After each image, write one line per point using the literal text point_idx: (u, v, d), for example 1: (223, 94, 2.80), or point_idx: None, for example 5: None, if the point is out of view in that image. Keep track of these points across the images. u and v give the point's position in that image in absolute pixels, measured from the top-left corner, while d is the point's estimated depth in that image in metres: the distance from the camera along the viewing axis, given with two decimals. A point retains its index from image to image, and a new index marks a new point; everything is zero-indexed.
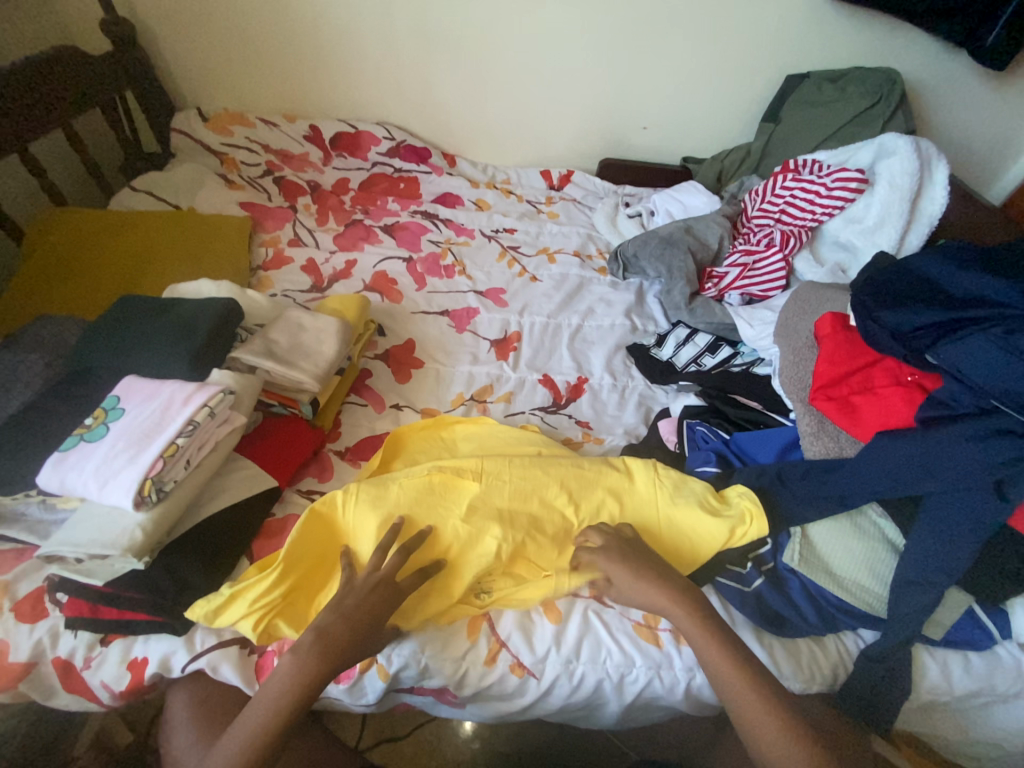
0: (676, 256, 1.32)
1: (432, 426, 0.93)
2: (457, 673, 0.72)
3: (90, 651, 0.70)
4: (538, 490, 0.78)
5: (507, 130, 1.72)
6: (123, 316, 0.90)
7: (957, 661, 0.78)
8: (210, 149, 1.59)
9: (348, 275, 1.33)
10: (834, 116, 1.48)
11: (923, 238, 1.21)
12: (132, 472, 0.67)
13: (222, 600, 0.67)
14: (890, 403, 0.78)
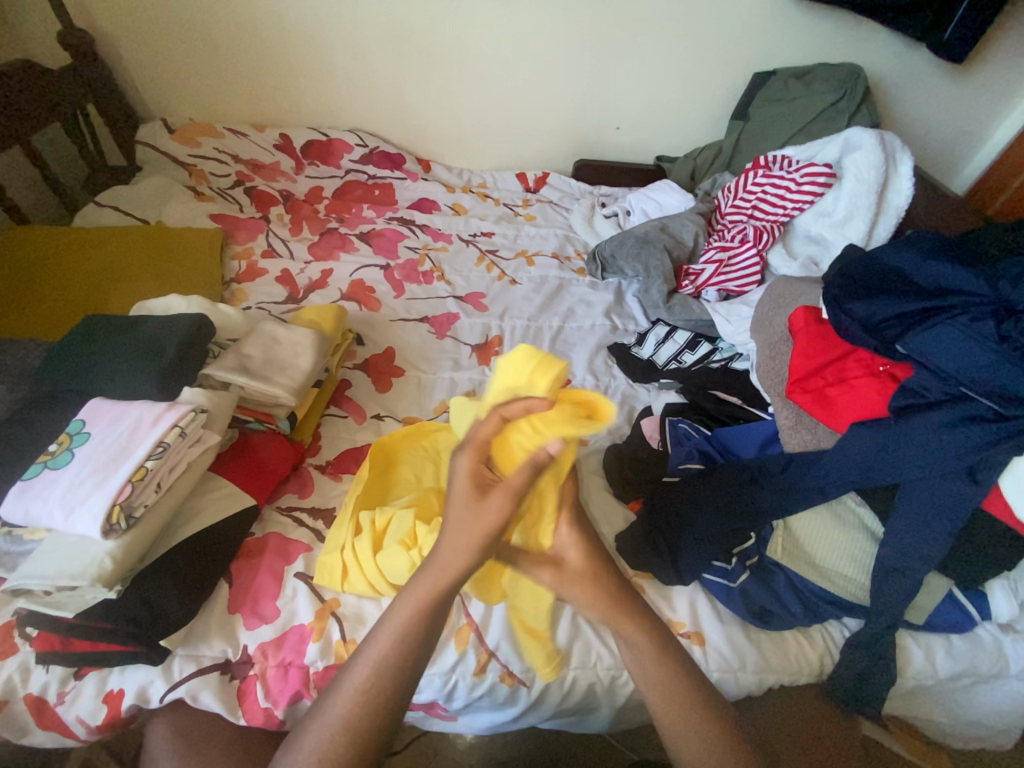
0: (653, 255, 1.33)
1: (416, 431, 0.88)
2: (447, 686, 0.72)
3: (64, 685, 0.67)
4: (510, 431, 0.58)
5: (481, 134, 1.72)
6: (87, 336, 0.87)
7: (939, 644, 0.79)
8: (178, 160, 1.55)
9: (324, 284, 1.31)
10: (801, 112, 1.51)
11: (891, 229, 1.24)
12: (100, 499, 0.65)
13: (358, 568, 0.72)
14: (864, 395, 0.79)
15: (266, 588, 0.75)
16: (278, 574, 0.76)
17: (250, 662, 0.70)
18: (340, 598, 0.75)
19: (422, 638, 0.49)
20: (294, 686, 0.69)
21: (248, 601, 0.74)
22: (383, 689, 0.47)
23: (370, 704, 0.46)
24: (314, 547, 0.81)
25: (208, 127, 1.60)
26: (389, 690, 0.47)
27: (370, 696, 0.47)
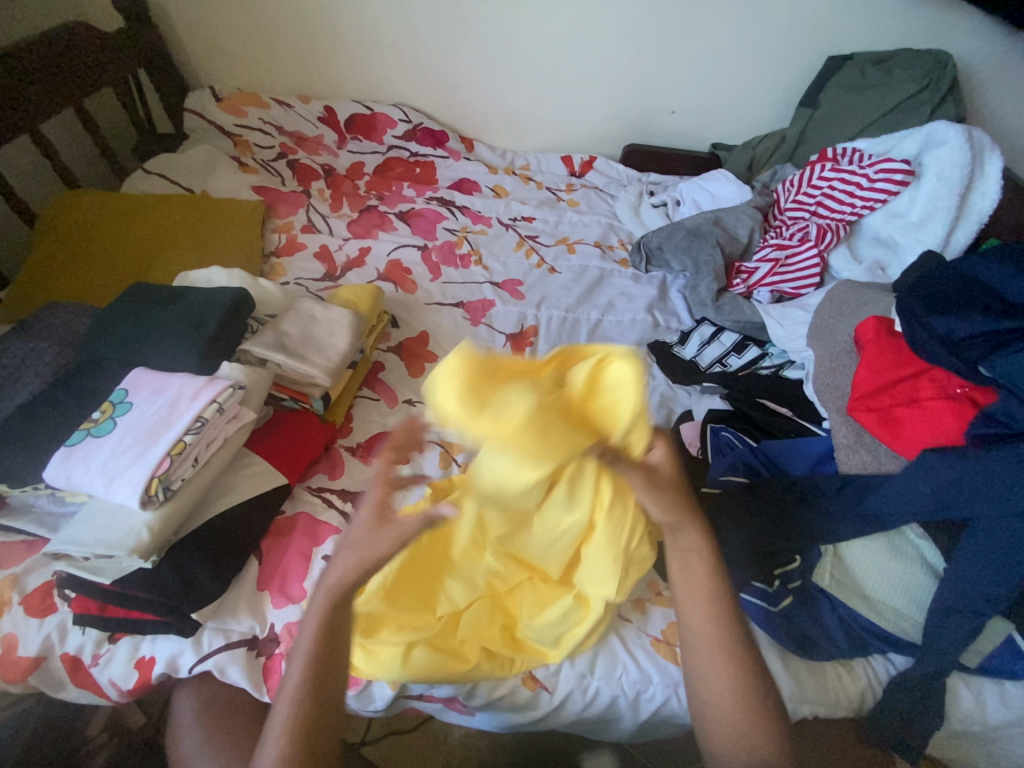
0: (703, 250, 1.25)
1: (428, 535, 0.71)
2: (467, 685, 0.70)
3: (98, 648, 0.69)
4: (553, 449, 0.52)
5: (529, 114, 1.65)
6: (133, 304, 0.88)
7: (991, 691, 0.74)
8: (224, 130, 1.55)
9: (362, 263, 1.30)
10: (877, 102, 1.39)
11: (970, 238, 1.13)
12: (140, 470, 0.65)
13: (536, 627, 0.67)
14: (937, 419, 0.72)
15: (294, 568, 0.75)
16: (306, 555, 0.76)
17: (276, 640, 0.70)
18: None
19: (335, 645, 0.52)
20: None
21: (276, 580, 0.74)
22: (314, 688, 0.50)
23: (303, 708, 0.49)
24: (343, 530, 0.81)
25: (254, 97, 1.59)
26: (319, 692, 0.50)
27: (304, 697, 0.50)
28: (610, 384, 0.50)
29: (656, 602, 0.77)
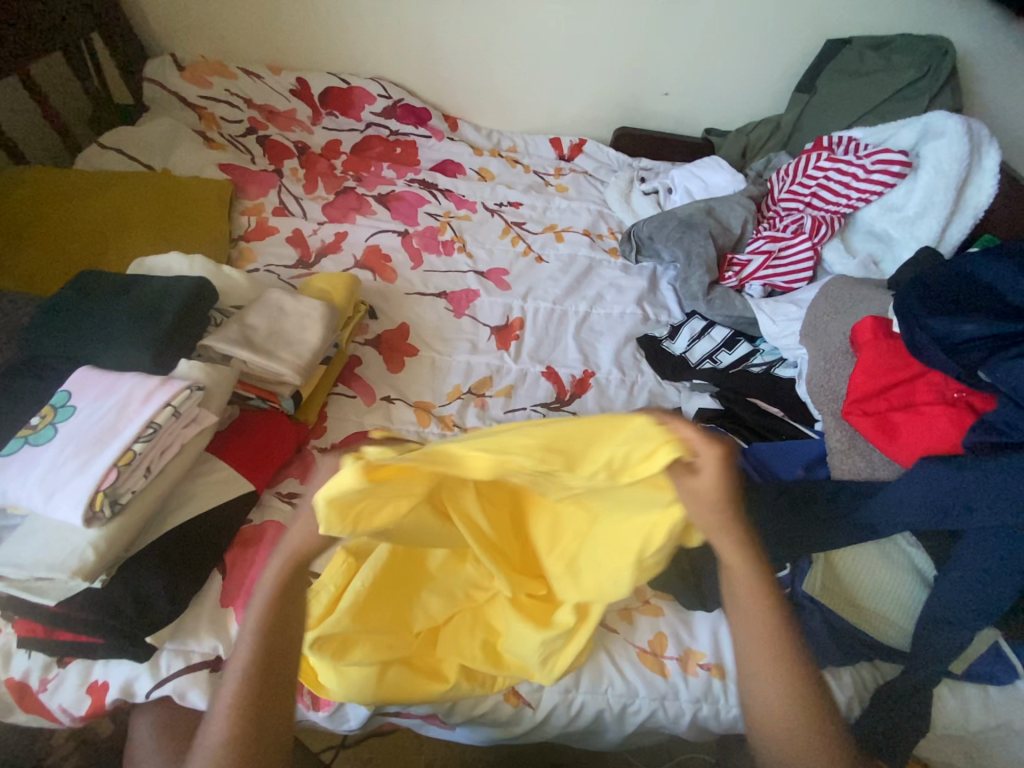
0: (695, 240, 1.21)
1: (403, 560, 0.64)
2: (447, 702, 0.67)
3: (46, 672, 0.64)
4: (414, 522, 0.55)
5: (516, 92, 1.57)
6: (80, 295, 0.80)
7: (975, 696, 0.73)
8: (187, 102, 1.44)
9: (337, 249, 1.22)
10: (874, 88, 1.35)
11: (964, 233, 1.10)
12: (83, 483, 0.59)
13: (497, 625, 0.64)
14: (935, 425, 0.70)
15: (261, 582, 0.70)
16: None
17: None
18: None
19: (289, 601, 0.50)
20: None
21: (242, 596, 0.69)
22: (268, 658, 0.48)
23: (251, 681, 0.47)
24: None
25: (220, 66, 1.47)
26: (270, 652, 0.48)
27: (252, 671, 0.48)
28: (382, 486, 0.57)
29: (644, 611, 0.74)
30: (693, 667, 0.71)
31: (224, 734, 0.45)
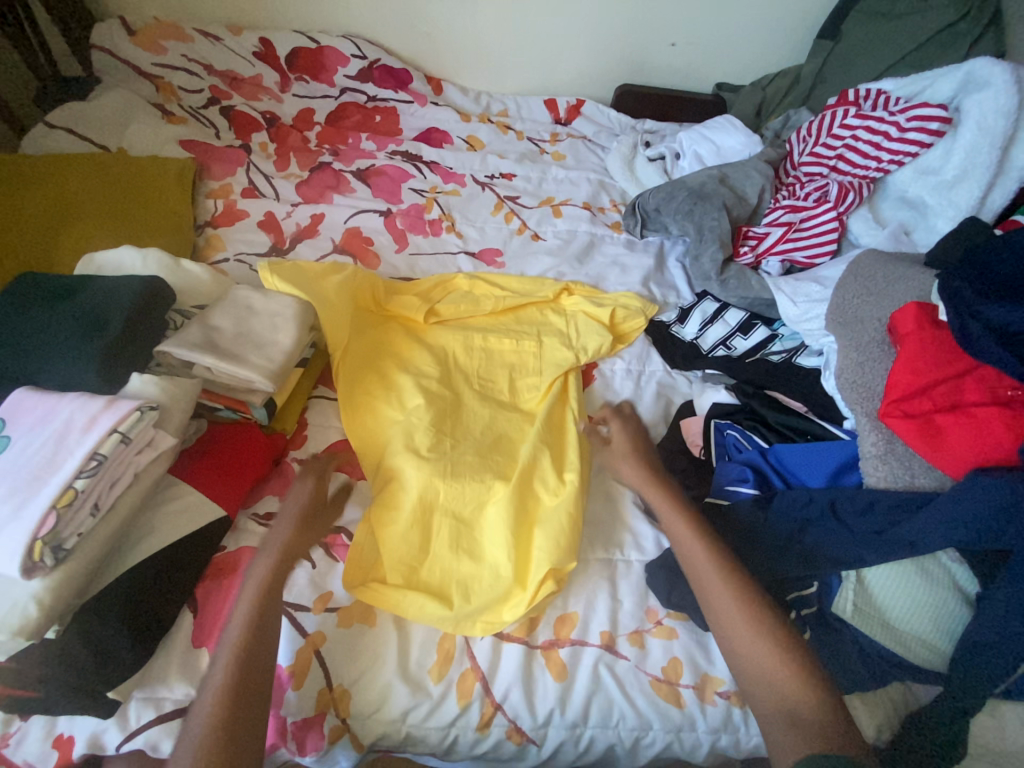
0: (708, 213, 1.09)
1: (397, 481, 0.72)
2: (445, 741, 0.62)
3: (7, 726, 0.58)
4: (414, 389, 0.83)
5: (505, 47, 1.41)
6: (14, 302, 0.71)
7: (1016, 716, 0.68)
8: (141, 71, 1.30)
9: (314, 233, 1.11)
10: (909, 30, 1.19)
11: (1007, 199, 0.98)
12: (18, 531, 0.52)
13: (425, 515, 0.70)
14: (988, 430, 0.61)
15: None
16: None
17: None
18: (325, 634, 0.64)
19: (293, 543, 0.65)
20: (268, 737, 0.60)
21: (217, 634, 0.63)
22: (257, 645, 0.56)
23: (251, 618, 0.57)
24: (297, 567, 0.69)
25: (173, 27, 1.32)
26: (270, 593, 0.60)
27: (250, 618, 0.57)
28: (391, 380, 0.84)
29: (656, 632, 0.69)
30: (711, 694, 0.65)
31: (228, 655, 0.54)
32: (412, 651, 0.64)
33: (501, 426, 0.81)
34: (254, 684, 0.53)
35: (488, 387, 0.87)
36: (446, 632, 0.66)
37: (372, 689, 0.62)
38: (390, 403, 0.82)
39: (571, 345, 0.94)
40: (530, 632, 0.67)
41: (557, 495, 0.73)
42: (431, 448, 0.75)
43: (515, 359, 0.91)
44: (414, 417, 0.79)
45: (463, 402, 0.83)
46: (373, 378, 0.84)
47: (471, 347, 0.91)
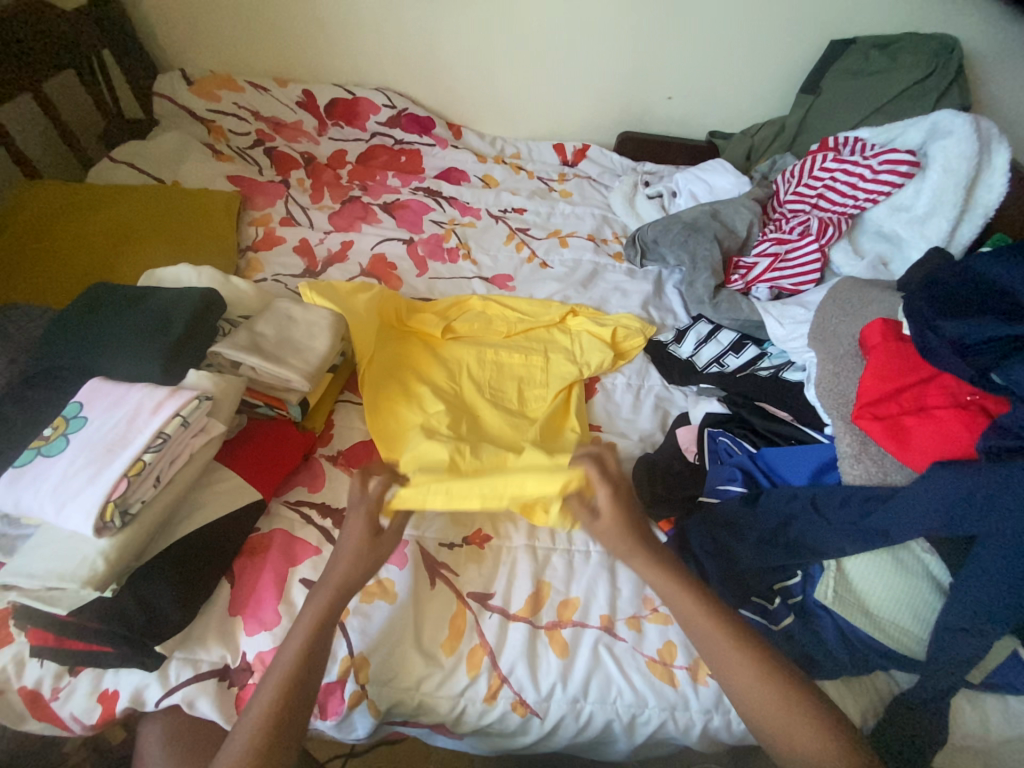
0: (700, 244, 1.20)
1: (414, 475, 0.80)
2: (454, 710, 0.67)
3: (58, 681, 0.64)
4: (428, 396, 0.91)
5: (519, 99, 1.58)
6: (91, 307, 0.81)
7: (995, 707, 0.71)
8: (196, 116, 1.47)
9: (344, 258, 1.23)
10: (880, 87, 1.33)
11: (975, 232, 1.09)
12: (94, 494, 0.60)
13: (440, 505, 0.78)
14: (948, 428, 0.69)
15: (268, 590, 0.70)
16: (282, 576, 0.72)
17: (250, 669, 0.66)
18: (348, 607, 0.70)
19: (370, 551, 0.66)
20: None
21: (250, 604, 0.70)
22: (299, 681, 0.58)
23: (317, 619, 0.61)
24: (323, 549, 0.75)
25: (227, 79, 1.49)
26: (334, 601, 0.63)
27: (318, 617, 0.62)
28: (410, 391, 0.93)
29: (652, 618, 0.74)
30: (704, 676, 0.70)
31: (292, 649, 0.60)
32: (427, 624, 0.70)
33: (511, 433, 0.90)
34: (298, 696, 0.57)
35: (499, 397, 0.96)
36: (458, 609, 0.72)
37: (390, 658, 0.67)
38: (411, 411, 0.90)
39: (575, 362, 1.03)
40: (534, 613, 0.73)
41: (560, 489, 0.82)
42: (449, 445, 0.83)
43: (523, 372, 1.00)
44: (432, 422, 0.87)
45: (476, 412, 0.92)
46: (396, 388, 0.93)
47: (484, 360, 1.00)
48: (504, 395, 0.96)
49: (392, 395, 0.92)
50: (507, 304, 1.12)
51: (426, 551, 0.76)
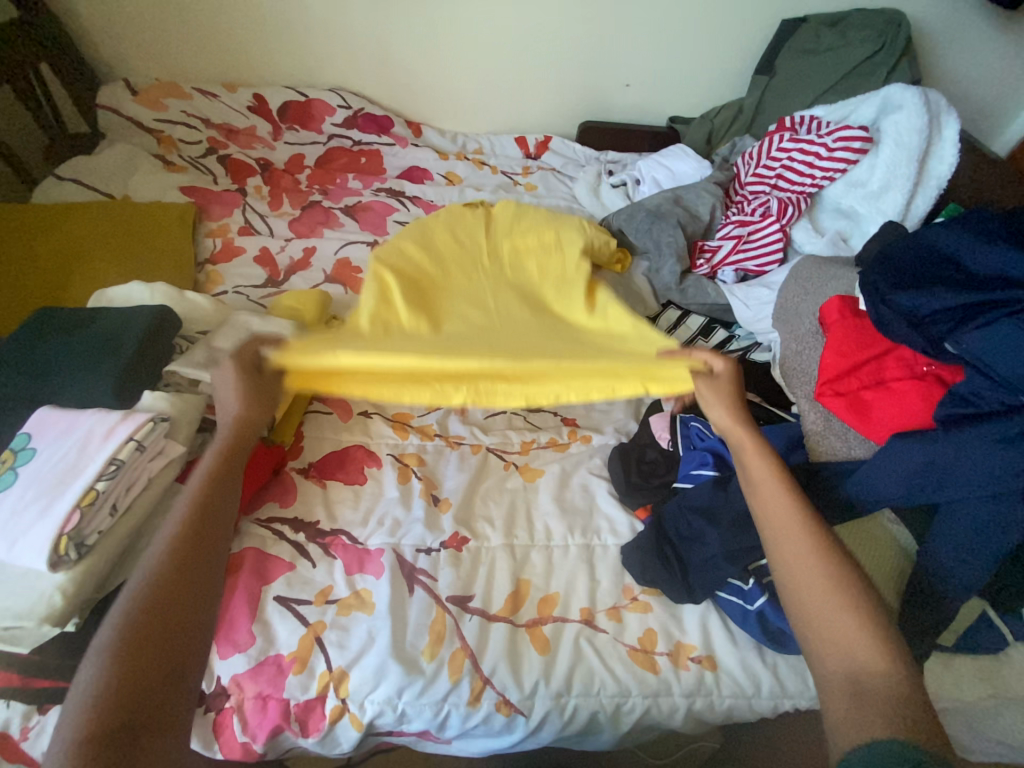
0: (664, 230, 1.20)
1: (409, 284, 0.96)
2: (438, 716, 0.67)
3: (27, 721, 0.60)
4: (415, 269, 1.00)
5: (477, 93, 1.56)
6: (36, 332, 0.78)
7: (970, 669, 0.72)
8: (143, 126, 1.42)
9: (306, 265, 1.20)
10: (832, 66, 1.35)
11: (930, 204, 1.10)
12: (46, 528, 0.58)
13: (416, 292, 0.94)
14: (906, 400, 0.70)
15: (241, 611, 0.69)
16: (254, 597, 0.70)
17: (225, 694, 0.65)
18: (326, 622, 0.70)
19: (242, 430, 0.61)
20: (273, 721, 0.64)
21: (222, 627, 0.68)
22: (163, 597, 0.48)
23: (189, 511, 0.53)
24: (298, 564, 0.74)
25: (173, 87, 1.44)
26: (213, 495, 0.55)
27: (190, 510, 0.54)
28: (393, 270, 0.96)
29: (632, 607, 0.75)
30: (684, 660, 0.71)
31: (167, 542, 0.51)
32: (406, 633, 0.70)
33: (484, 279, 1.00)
34: (184, 592, 0.49)
35: (487, 267, 1.04)
36: (437, 614, 0.71)
37: (368, 670, 0.67)
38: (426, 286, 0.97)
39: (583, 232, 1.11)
40: (514, 611, 0.73)
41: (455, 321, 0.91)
42: (427, 285, 0.98)
43: (540, 260, 1.06)
44: (420, 337, 0.84)
45: (490, 316, 0.92)
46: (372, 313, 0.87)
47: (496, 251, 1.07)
48: (505, 247, 1.08)
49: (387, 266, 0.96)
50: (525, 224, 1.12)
51: (403, 557, 0.76)
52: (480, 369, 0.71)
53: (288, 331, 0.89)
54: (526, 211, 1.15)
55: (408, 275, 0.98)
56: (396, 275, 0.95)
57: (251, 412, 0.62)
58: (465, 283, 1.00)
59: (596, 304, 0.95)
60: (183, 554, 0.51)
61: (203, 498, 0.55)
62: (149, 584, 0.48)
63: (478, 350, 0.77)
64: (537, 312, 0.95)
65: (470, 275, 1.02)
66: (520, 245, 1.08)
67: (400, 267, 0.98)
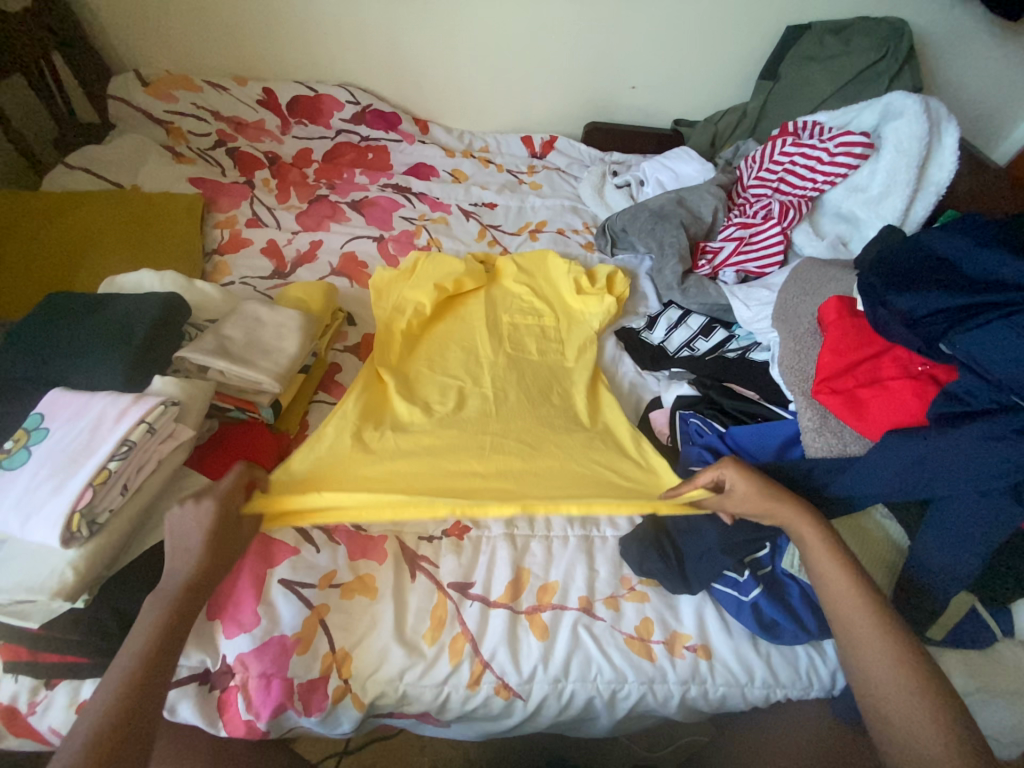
0: (667, 231, 1.21)
1: (403, 348, 0.99)
2: (439, 699, 0.68)
3: (34, 695, 0.64)
4: (411, 320, 1.02)
5: (485, 92, 1.57)
6: (48, 316, 0.79)
7: (958, 663, 0.74)
8: (153, 117, 1.43)
9: (313, 258, 1.22)
10: (835, 73, 1.37)
11: (929, 210, 1.12)
12: (58, 505, 0.59)
13: (410, 360, 0.98)
14: (899, 397, 0.72)
15: (245, 591, 0.70)
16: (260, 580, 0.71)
17: (230, 672, 0.66)
18: (329, 605, 0.71)
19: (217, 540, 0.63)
20: (277, 699, 0.65)
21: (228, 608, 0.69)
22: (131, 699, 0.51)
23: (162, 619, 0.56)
24: (302, 549, 0.75)
25: (184, 79, 1.46)
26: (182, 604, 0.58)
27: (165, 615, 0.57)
28: (395, 323, 1.01)
29: (630, 597, 0.76)
30: (680, 649, 0.72)
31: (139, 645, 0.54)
32: (408, 617, 0.71)
33: (481, 333, 1.04)
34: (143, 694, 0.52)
35: (486, 325, 1.06)
36: (438, 600, 0.73)
37: (371, 651, 0.68)
38: (426, 351, 1.00)
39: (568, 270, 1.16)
40: (514, 599, 0.74)
41: (446, 413, 0.90)
42: (420, 350, 1.00)
43: (536, 326, 1.09)
44: (414, 429, 0.86)
45: (489, 403, 0.92)
46: (365, 410, 0.87)
47: (496, 317, 1.09)
48: (504, 313, 1.10)
49: (387, 316, 1.02)
50: (519, 275, 1.16)
51: (406, 544, 0.78)
52: (453, 475, 0.80)
53: (295, 320, 0.91)
54: (528, 282, 1.16)
55: (409, 325, 1.02)
56: (398, 333, 1.00)
57: (205, 564, 0.60)
58: (467, 344, 1.03)
59: (597, 406, 0.97)
60: (153, 662, 0.54)
61: (165, 627, 0.56)
62: (119, 698, 0.51)
63: (460, 456, 0.83)
64: (535, 399, 0.95)
65: (473, 329, 1.05)
66: (519, 322, 1.09)
67: (405, 317, 1.02)
